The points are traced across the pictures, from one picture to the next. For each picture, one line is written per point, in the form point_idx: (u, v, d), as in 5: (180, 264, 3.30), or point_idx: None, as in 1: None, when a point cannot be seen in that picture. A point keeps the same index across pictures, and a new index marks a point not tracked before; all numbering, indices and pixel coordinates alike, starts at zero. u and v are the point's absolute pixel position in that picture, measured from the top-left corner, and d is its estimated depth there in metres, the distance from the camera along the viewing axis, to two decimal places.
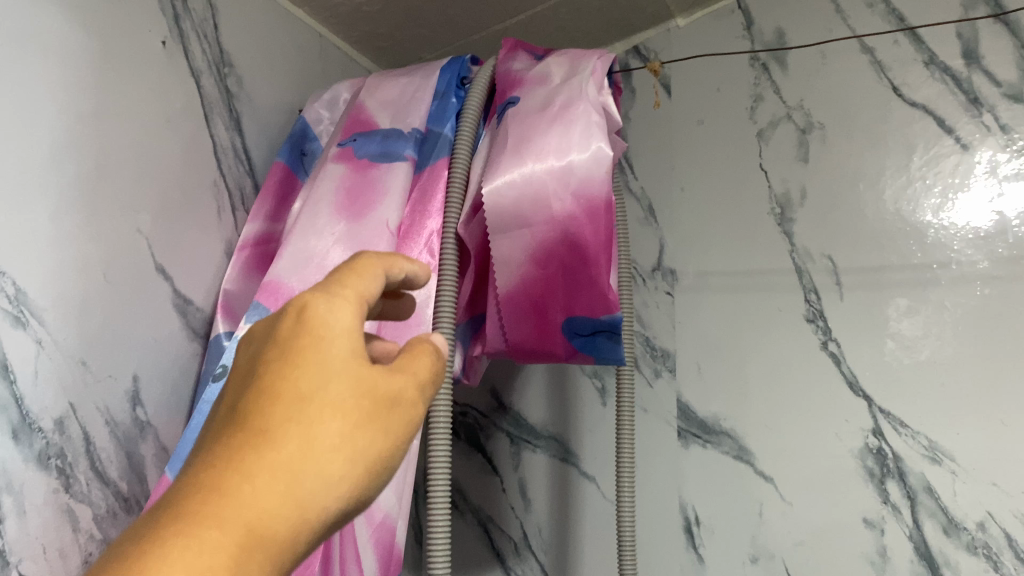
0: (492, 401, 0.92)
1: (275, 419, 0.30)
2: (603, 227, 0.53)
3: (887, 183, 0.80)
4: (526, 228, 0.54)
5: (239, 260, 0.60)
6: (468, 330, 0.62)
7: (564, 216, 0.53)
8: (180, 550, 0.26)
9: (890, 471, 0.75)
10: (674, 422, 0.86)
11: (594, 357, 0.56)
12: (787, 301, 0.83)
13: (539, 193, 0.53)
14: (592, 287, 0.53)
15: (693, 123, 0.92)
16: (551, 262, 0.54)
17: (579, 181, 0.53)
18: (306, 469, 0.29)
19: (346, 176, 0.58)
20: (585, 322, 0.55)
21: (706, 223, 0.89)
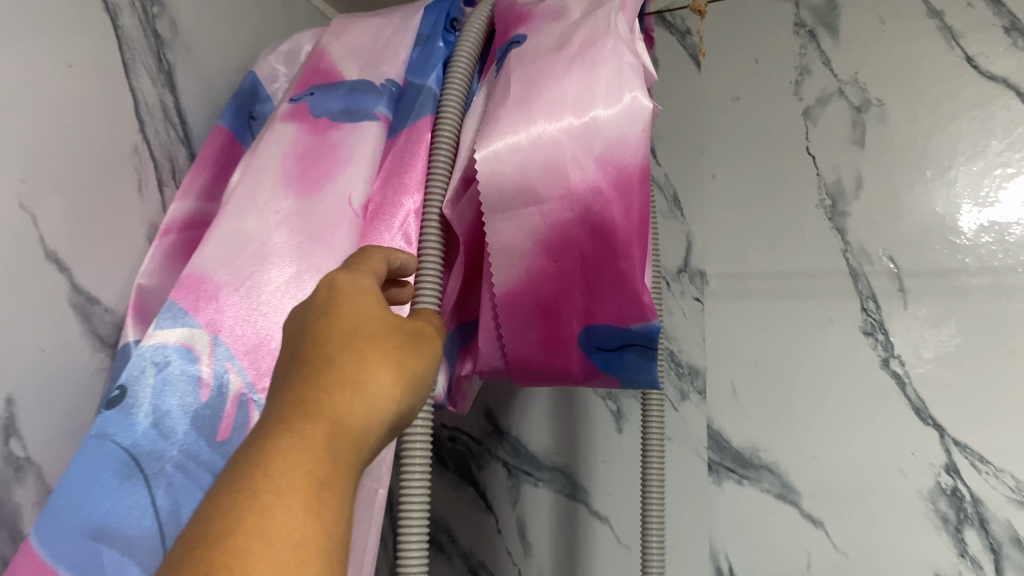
0: (486, 425, 0.77)
1: (330, 346, 0.29)
2: (637, 206, 0.39)
3: (960, 171, 0.68)
4: (535, 205, 0.41)
5: (161, 247, 0.46)
6: (456, 341, 0.48)
7: (585, 191, 0.39)
8: (285, 442, 0.26)
9: (969, 518, 0.62)
10: (703, 453, 0.71)
11: (620, 381, 0.43)
12: (839, 310, 0.69)
13: (553, 161, 0.40)
14: (621, 285, 0.40)
15: (727, 100, 0.78)
16: (566, 253, 0.41)
17: (606, 143, 0.39)
18: (372, 372, 0.29)
19: (300, 139, 0.45)
20: (609, 336, 0.41)
21: (740, 215, 0.75)
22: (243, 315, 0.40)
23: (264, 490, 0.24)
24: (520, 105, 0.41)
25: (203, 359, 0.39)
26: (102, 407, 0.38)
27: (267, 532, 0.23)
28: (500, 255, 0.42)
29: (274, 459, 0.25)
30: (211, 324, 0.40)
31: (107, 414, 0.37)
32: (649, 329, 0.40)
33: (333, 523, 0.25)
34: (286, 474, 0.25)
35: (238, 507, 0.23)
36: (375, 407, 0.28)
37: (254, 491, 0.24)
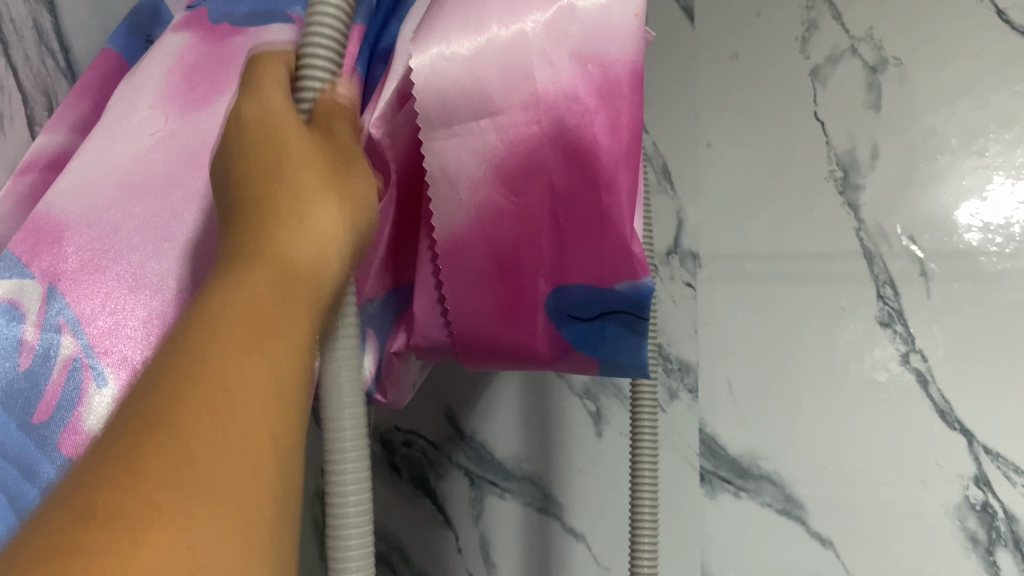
0: (445, 427, 0.66)
1: (262, 186, 0.29)
2: (626, 120, 0.33)
3: (990, 141, 0.60)
4: (490, 117, 0.33)
5: (20, 185, 0.39)
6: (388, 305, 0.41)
7: (558, 97, 0.32)
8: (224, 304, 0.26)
9: (1001, 538, 0.55)
10: (695, 461, 0.61)
11: (595, 354, 0.37)
12: (852, 298, 0.60)
13: (519, 62, 0.33)
14: (603, 232, 0.34)
15: (725, 59, 0.67)
16: (534, 187, 0.34)
17: (585, 36, 0.33)
18: (309, 204, 0.29)
19: (191, 50, 0.41)
20: (585, 301, 0.36)
21: (738, 188, 0.65)
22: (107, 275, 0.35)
23: (199, 366, 0.24)
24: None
25: (28, 317, 0.35)
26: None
27: (202, 409, 0.24)
28: (442, 187, 0.35)
29: (212, 330, 0.25)
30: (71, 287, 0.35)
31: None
32: (637, 290, 0.34)
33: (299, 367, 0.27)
34: (217, 342, 0.25)
35: (173, 389, 0.24)
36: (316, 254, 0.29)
37: (184, 367, 0.24)
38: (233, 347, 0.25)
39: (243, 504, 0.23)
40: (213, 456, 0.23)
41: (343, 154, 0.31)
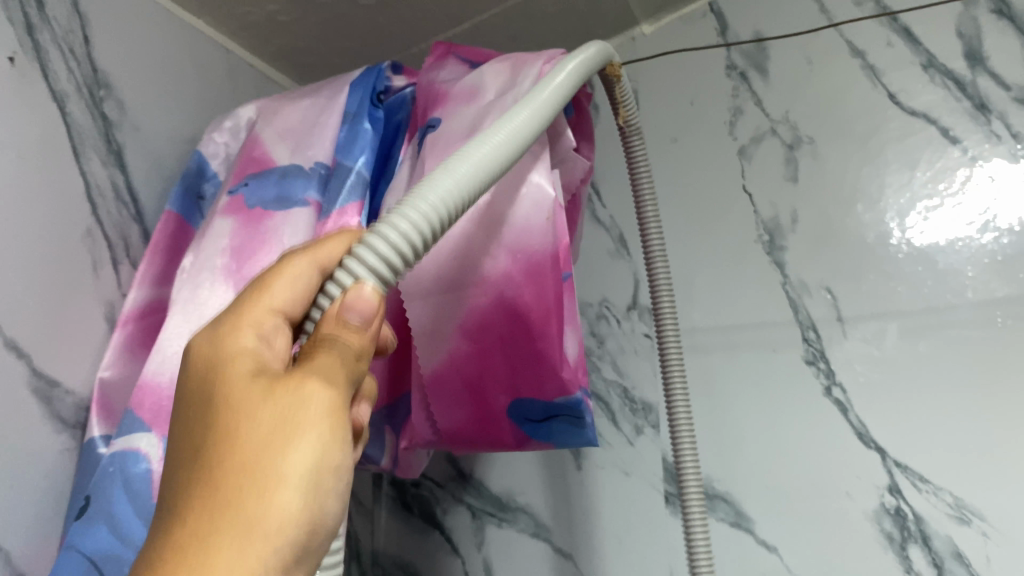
0: (448, 469, 0.82)
1: (259, 396, 0.32)
2: (550, 287, 0.48)
3: (889, 203, 0.71)
4: (454, 292, 0.49)
5: (120, 339, 0.51)
6: (393, 414, 0.55)
7: (500, 279, 0.48)
8: (200, 527, 0.28)
9: (912, 535, 0.65)
10: (659, 486, 0.72)
11: (550, 442, 0.51)
12: (782, 341, 0.73)
13: (470, 254, 0.49)
14: (542, 362, 0.48)
15: (669, 142, 0.84)
16: (486, 336, 0.49)
17: (516, 239, 0.49)
18: (289, 437, 0.30)
19: (235, 229, 0.51)
20: (536, 409, 0.49)
21: (687, 252, 0.80)
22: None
23: None
24: None
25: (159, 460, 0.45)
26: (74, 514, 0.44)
27: None
28: (421, 339, 0.49)
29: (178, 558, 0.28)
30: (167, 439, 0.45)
31: (77, 523, 0.44)
32: (569, 399, 0.48)
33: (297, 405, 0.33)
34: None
35: None
36: (293, 497, 0.30)
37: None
38: None
39: None
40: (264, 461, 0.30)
41: (321, 422, 0.31)
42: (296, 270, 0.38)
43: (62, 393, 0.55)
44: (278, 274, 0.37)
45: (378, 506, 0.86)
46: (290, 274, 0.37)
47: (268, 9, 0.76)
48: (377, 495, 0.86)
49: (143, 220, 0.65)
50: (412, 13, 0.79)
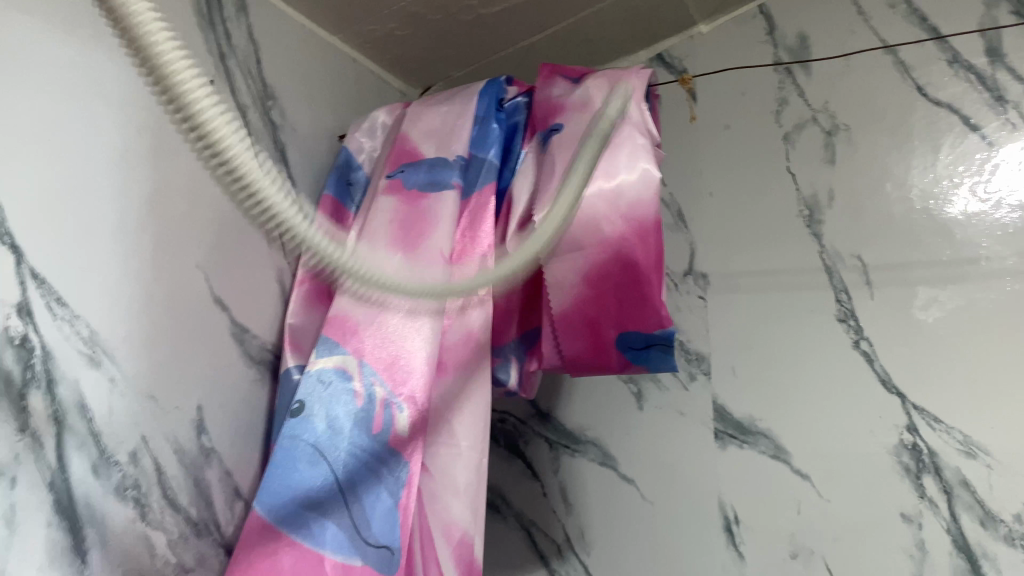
0: (531, 409, 0.99)
1: None
2: (653, 245, 0.59)
3: (914, 182, 0.82)
4: (578, 249, 0.59)
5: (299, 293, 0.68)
6: (522, 345, 0.66)
7: (617, 239, 0.59)
8: None
9: (926, 466, 0.75)
10: (710, 423, 0.87)
11: (647, 369, 0.61)
12: (818, 302, 0.84)
13: (591, 216, 0.59)
14: (647, 304, 0.58)
15: (721, 128, 0.96)
16: (605, 282, 0.59)
17: (628, 205, 0.59)
18: None
19: (399, 207, 0.66)
20: (639, 338, 0.60)
21: (736, 223, 0.92)
22: (380, 340, 0.60)
23: None
24: (564, 177, 0.61)
25: (355, 378, 0.59)
26: (290, 415, 0.59)
27: None
28: (552, 287, 0.60)
29: None
30: (354, 350, 0.61)
31: (294, 421, 0.58)
32: (666, 330, 0.58)
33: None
34: None
35: None
36: None
37: None
38: None
39: None
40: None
41: None
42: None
43: (251, 338, 0.73)
44: None
45: None
46: None
47: (388, 27, 0.93)
48: None
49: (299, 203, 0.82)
50: (503, 26, 0.95)
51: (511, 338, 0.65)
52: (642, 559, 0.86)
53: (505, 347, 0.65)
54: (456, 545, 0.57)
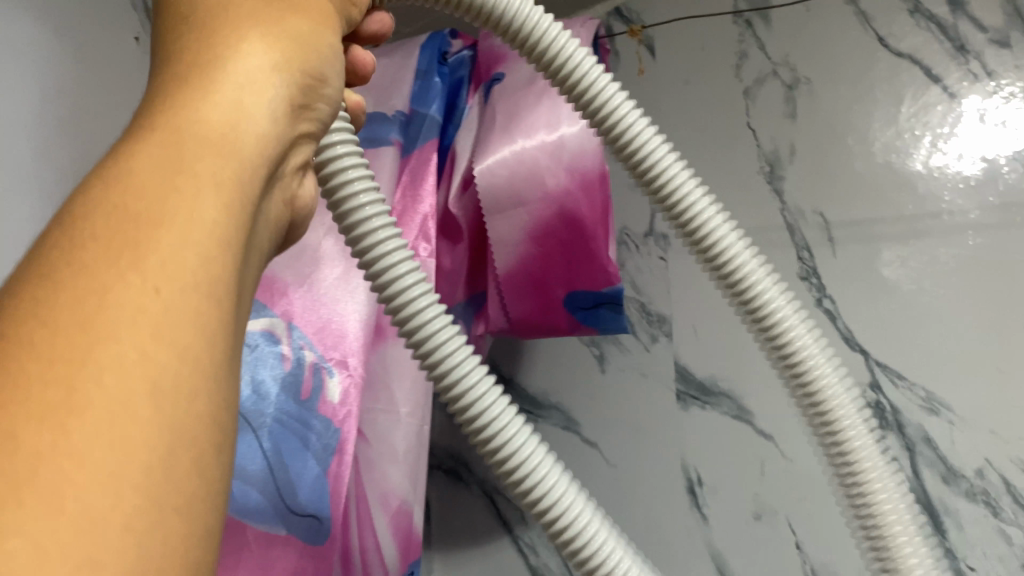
0: (492, 374, 0.95)
1: (145, 160, 0.27)
2: (598, 200, 0.58)
3: (876, 136, 0.81)
4: (521, 205, 0.58)
5: None
6: (469, 308, 0.65)
7: (560, 195, 0.57)
8: (172, 252, 0.25)
9: (889, 424, 0.76)
10: (672, 385, 0.85)
11: (595, 329, 0.62)
12: (780, 261, 0.83)
13: (533, 170, 0.58)
14: (593, 261, 0.59)
15: (681, 84, 0.93)
16: (549, 240, 0.58)
17: (572, 157, 0.58)
18: (173, 198, 0.26)
19: None
20: (587, 297, 0.60)
21: (697, 181, 0.90)
22: (311, 302, 0.58)
23: (54, 285, 0.23)
24: (504, 131, 0.59)
25: (283, 340, 0.56)
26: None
27: (99, 353, 0.22)
28: (496, 245, 0.59)
29: (63, 295, 0.23)
30: (283, 312, 0.57)
31: None
32: (614, 289, 0.59)
33: (237, 188, 0.29)
34: (118, 333, 0.23)
35: (87, 305, 0.23)
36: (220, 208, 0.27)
37: (57, 301, 0.23)
38: (99, 342, 0.22)
39: (166, 422, 0.22)
40: (172, 266, 0.25)
41: (268, 53, 0.34)
42: (320, 34, 0.37)
43: None
44: (244, 76, 0.32)
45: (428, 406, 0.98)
46: (252, 71, 0.32)
47: None
48: None
49: None
50: None
51: (457, 301, 0.63)
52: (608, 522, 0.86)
53: (451, 310, 0.63)
54: (394, 513, 0.56)
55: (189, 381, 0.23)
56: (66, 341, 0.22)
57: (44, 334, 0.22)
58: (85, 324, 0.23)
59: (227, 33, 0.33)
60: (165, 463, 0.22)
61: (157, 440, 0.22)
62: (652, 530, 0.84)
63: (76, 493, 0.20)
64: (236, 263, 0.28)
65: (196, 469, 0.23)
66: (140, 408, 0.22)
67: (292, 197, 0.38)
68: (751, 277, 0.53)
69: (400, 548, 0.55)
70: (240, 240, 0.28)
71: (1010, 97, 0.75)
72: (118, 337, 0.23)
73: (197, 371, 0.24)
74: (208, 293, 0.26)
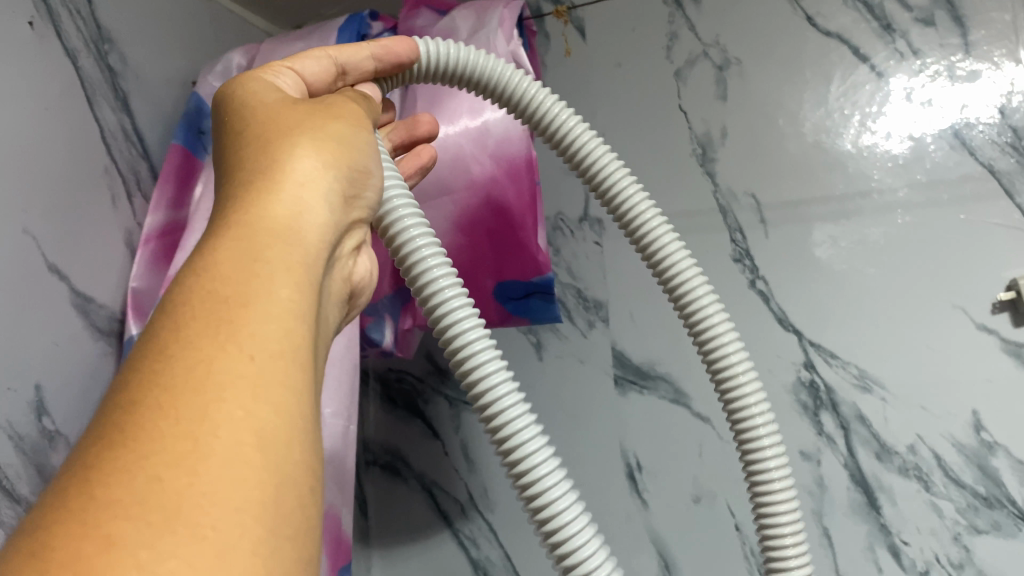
0: (428, 365, 0.94)
1: (223, 260, 0.30)
2: (526, 186, 0.56)
3: (806, 116, 0.81)
4: (447, 194, 0.57)
5: (144, 254, 0.59)
6: (396, 301, 0.62)
7: (486, 182, 0.56)
8: (250, 345, 0.27)
9: (823, 404, 0.76)
10: (610, 370, 0.85)
11: (526, 318, 0.60)
12: (713, 243, 0.82)
13: (458, 156, 0.57)
14: (521, 249, 0.57)
15: (611, 66, 0.91)
16: (477, 229, 0.57)
17: (497, 142, 0.57)
18: (253, 299, 0.29)
19: None
20: (516, 287, 0.58)
21: (631, 160, 0.88)
22: None
23: (157, 381, 0.25)
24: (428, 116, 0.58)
25: None
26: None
27: (206, 436, 0.24)
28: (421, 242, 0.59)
29: (171, 373, 0.25)
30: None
31: None
32: (544, 278, 0.57)
33: (305, 276, 0.32)
34: (224, 423, 0.25)
35: (195, 403, 0.25)
36: (292, 302, 0.30)
37: (166, 387, 0.25)
38: (204, 428, 0.24)
39: (265, 487, 0.24)
40: (262, 342, 0.28)
41: (319, 152, 0.36)
42: (358, 135, 0.40)
43: None
44: (301, 177, 0.35)
45: (367, 400, 0.97)
46: (306, 178, 0.35)
47: None
48: (366, 392, 0.97)
49: (149, 157, 0.65)
50: None
51: (383, 294, 0.62)
52: None
53: (379, 304, 0.62)
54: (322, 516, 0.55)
55: (281, 465, 0.26)
56: (175, 425, 0.24)
57: (164, 415, 0.24)
58: (190, 419, 0.24)
59: (283, 142, 0.36)
60: (275, 509, 0.24)
61: (268, 523, 0.24)
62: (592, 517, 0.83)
63: (208, 522, 0.22)
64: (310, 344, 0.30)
65: (300, 559, 0.25)
66: (251, 463, 0.24)
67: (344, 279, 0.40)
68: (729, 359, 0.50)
69: (330, 552, 0.55)
70: (311, 321, 0.31)
71: (934, 77, 0.76)
72: (221, 434, 0.24)
73: (292, 459, 0.26)
74: (292, 388, 0.28)
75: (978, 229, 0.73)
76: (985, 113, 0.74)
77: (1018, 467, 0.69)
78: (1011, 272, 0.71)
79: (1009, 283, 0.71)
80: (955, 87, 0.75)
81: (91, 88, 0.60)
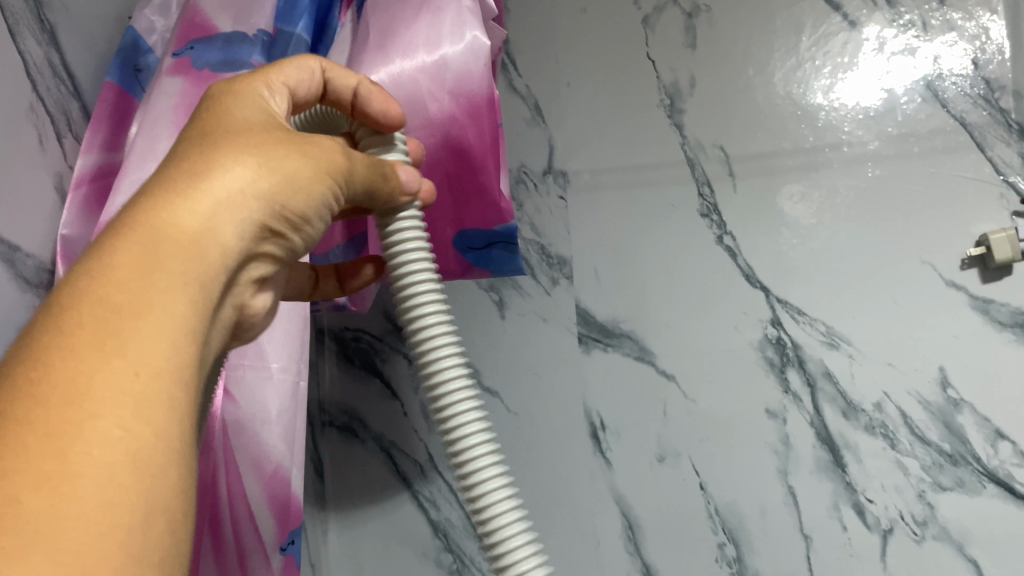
0: (387, 324, 0.90)
1: (126, 274, 0.30)
2: (486, 128, 0.54)
3: (776, 66, 0.78)
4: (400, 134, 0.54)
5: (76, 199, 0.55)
6: (349, 251, 0.61)
7: (445, 121, 0.53)
8: (133, 370, 0.28)
9: (790, 360, 0.75)
10: (573, 328, 0.82)
11: (487, 269, 0.60)
12: (680, 197, 0.80)
13: (414, 93, 0.53)
14: (485, 195, 0.56)
15: (576, 11, 0.86)
16: (437, 173, 0.56)
17: (456, 78, 0.53)
18: (148, 319, 0.29)
19: (186, 89, 0.55)
20: (478, 236, 0.58)
21: (596, 112, 0.84)
22: None
23: (37, 390, 0.26)
24: (379, 47, 0.54)
25: None
26: None
27: (75, 458, 0.25)
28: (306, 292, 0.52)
29: (53, 382, 0.27)
30: None
31: None
32: (507, 226, 0.57)
33: (198, 304, 0.31)
34: (99, 448, 0.26)
35: (69, 424, 0.26)
36: (188, 334, 0.30)
37: (46, 402, 0.26)
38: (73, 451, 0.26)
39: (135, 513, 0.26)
40: (149, 360, 0.29)
41: (249, 172, 0.34)
42: (317, 177, 0.38)
43: None
44: (218, 195, 0.33)
45: (321, 360, 0.92)
46: (225, 199, 0.33)
47: None
48: (320, 351, 0.92)
49: (79, 95, 0.61)
50: None
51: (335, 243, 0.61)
52: (511, 471, 0.83)
53: (329, 253, 0.62)
54: (270, 478, 0.52)
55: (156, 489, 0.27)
56: (49, 442, 0.25)
57: (37, 430, 0.25)
58: (64, 441, 0.26)
59: (217, 156, 0.34)
60: (140, 536, 0.26)
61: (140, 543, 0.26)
62: (555, 475, 0.81)
63: (65, 551, 0.24)
64: (199, 369, 0.31)
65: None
66: (121, 487, 0.26)
67: (242, 307, 0.38)
68: (490, 489, 0.43)
69: (277, 514, 0.52)
70: (203, 346, 0.32)
71: (908, 28, 0.74)
72: (93, 459, 0.26)
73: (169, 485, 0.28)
74: (178, 414, 0.29)
75: (949, 182, 0.72)
76: (958, 64, 0.72)
77: (983, 423, 0.69)
78: (979, 228, 0.70)
79: (979, 239, 0.70)
80: (928, 38, 0.73)
81: (14, 18, 0.55)
